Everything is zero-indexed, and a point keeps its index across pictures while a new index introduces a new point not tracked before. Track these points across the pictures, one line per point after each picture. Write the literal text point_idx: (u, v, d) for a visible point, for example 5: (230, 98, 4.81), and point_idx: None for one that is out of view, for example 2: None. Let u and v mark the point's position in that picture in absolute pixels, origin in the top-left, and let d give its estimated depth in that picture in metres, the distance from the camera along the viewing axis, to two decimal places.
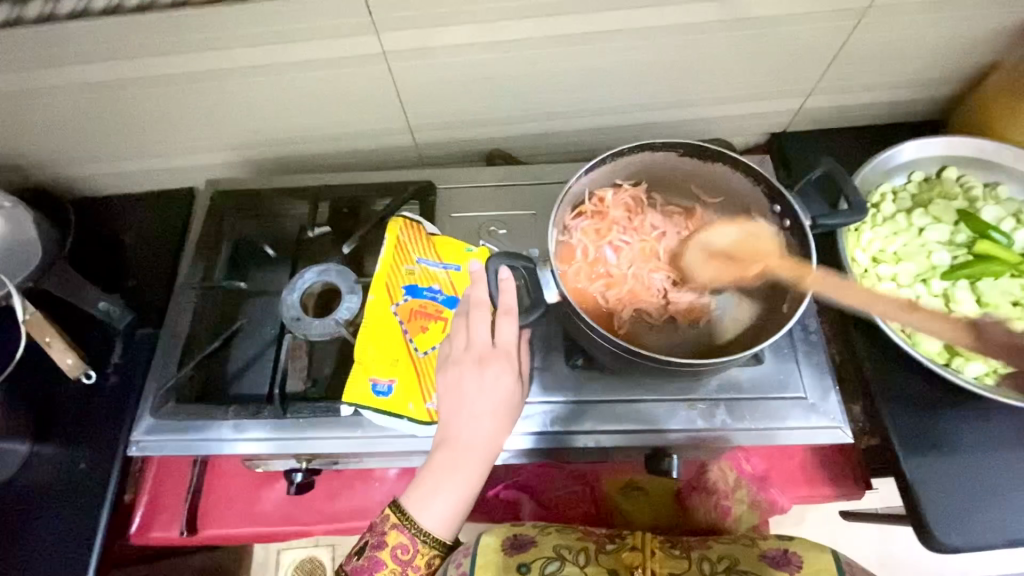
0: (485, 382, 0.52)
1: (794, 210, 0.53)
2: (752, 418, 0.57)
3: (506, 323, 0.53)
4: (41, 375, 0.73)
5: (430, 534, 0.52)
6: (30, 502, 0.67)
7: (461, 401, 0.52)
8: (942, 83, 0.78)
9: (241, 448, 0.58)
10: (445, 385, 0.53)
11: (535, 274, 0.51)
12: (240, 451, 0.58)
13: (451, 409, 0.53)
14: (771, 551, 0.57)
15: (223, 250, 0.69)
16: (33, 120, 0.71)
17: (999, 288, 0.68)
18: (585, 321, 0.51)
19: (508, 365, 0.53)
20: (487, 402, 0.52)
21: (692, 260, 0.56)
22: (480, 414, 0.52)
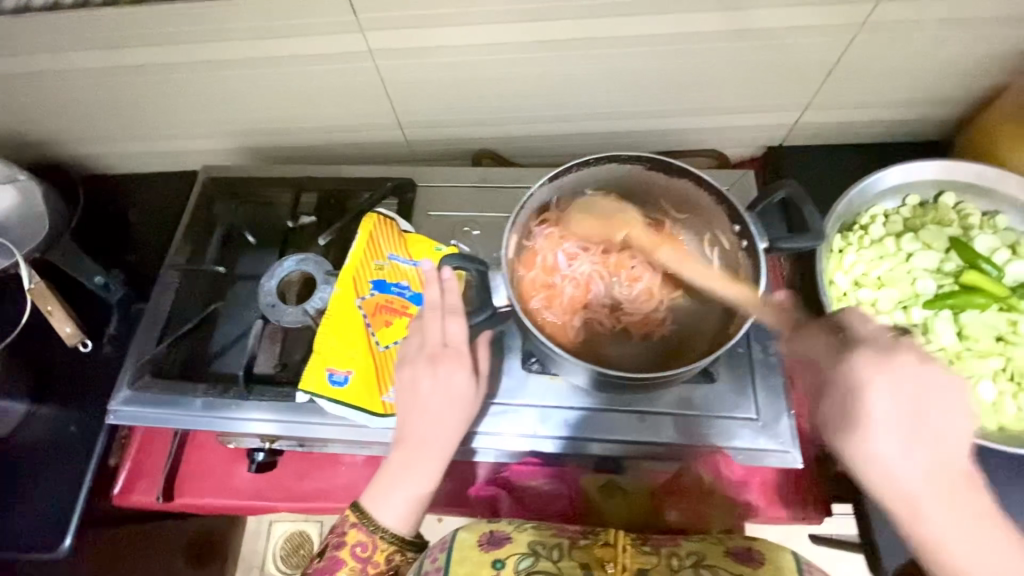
0: (439, 383, 0.54)
1: (750, 231, 0.53)
2: (698, 435, 0.57)
3: (455, 323, 0.55)
4: (43, 340, 0.78)
5: (388, 530, 0.53)
6: (22, 459, 0.72)
7: (415, 399, 0.54)
8: (947, 104, 0.75)
9: (248, 426, 0.60)
10: (401, 384, 0.55)
11: (486, 276, 0.52)
12: (248, 430, 0.60)
13: (407, 408, 0.55)
14: (737, 548, 0.57)
15: (216, 235, 0.72)
16: (47, 100, 0.76)
17: (982, 321, 0.66)
18: (529, 329, 0.52)
19: (461, 365, 0.54)
20: (441, 402, 0.54)
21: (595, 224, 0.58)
22: (433, 413, 0.54)
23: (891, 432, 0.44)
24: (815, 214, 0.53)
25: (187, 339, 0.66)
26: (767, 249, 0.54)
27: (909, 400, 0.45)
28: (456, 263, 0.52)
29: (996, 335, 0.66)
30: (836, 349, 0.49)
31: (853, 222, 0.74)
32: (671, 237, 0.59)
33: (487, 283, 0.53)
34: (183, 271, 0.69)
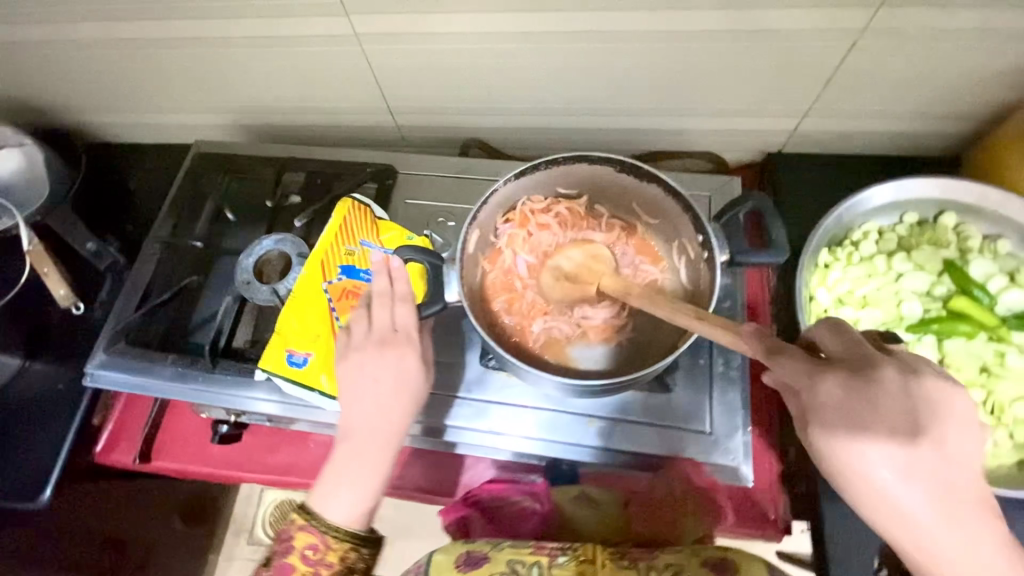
0: (386, 371, 0.54)
1: (711, 243, 0.52)
2: (646, 444, 0.58)
3: (403, 309, 0.56)
4: (39, 300, 0.81)
5: (339, 528, 0.53)
6: (12, 412, 0.75)
7: (359, 390, 0.54)
8: (955, 118, 0.72)
9: (254, 405, 0.63)
10: (345, 374, 0.55)
11: (439, 270, 0.53)
12: (255, 409, 0.63)
13: (352, 400, 0.55)
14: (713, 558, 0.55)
15: (205, 209, 0.74)
16: (53, 68, 0.78)
17: (968, 350, 0.63)
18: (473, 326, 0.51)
19: (407, 352, 0.55)
20: (387, 391, 0.54)
21: (564, 265, 0.57)
22: (378, 401, 0.54)
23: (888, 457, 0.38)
24: (779, 228, 0.52)
25: (166, 309, 0.68)
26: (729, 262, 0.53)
27: (912, 440, 0.38)
28: (410, 255, 0.53)
29: (981, 366, 0.64)
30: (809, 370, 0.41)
31: (844, 239, 0.71)
32: (642, 242, 0.59)
33: (440, 277, 0.53)
34: (164, 244, 0.71)
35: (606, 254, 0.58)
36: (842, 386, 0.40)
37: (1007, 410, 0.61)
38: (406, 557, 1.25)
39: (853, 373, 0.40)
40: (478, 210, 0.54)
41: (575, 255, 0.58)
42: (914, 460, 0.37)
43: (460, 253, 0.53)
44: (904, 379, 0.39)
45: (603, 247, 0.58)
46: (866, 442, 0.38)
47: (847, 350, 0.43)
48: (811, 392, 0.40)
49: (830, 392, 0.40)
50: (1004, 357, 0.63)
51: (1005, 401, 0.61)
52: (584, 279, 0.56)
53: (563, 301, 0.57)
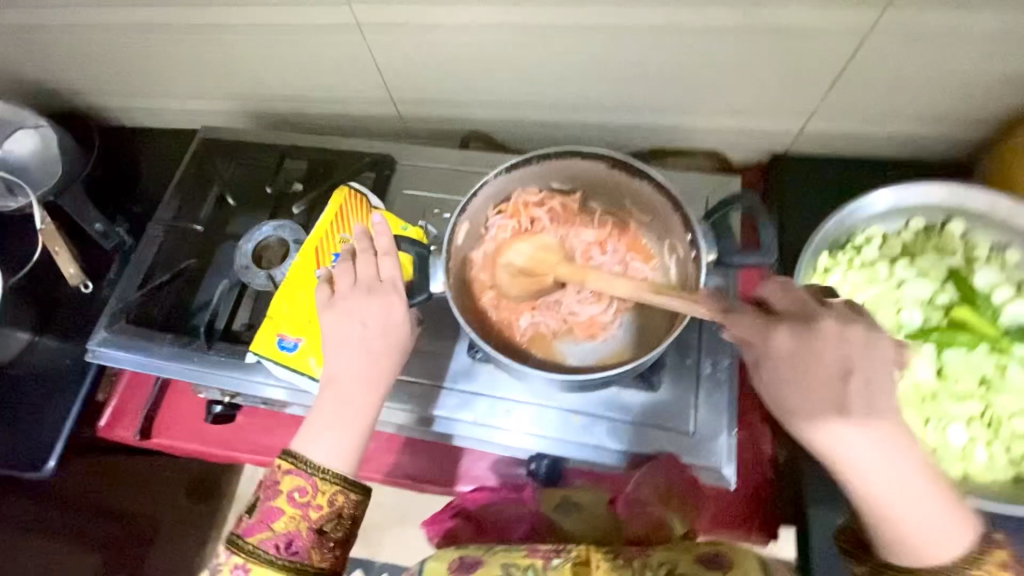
0: (371, 318, 0.54)
1: (699, 243, 0.53)
2: (628, 442, 0.57)
3: (388, 261, 0.56)
4: (50, 277, 0.84)
5: (326, 469, 0.52)
6: (20, 384, 0.78)
7: (343, 337, 0.54)
8: (965, 122, 0.70)
9: (261, 390, 0.64)
10: (328, 322, 0.55)
11: (426, 260, 0.56)
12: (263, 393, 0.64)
13: (336, 347, 0.54)
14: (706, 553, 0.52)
15: (210, 194, 0.76)
16: (69, 52, 0.80)
17: (967, 361, 0.61)
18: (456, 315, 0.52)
19: (393, 300, 0.55)
20: (371, 337, 0.54)
21: (516, 260, 0.56)
22: (362, 344, 0.54)
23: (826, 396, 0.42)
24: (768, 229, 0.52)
25: (167, 290, 0.70)
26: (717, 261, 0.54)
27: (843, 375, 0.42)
28: (406, 246, 0.57)
29: (980, 379, 0.62)
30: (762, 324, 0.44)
31: (847, 243, 0.70)
32: (633, 240, 0.59)
33: (426, 268, 0.55)
34: (165, 227, 0.73)
35: (552, 241, 0.57)
36: (795, 339, 0.43)
37: (1004, 425, 0.59)
38: (400, 546, 1.27)
39: (800, 325, 0.43)
40: (467, 202, 0.55)
41: (525, 247, 0.57)
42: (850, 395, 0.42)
43: (447, 245, 0.55)
44: (844, 326, 0.43)
45: (549, 235, 0.58)
46: (805, 382, 0.42)
47: (792, 304, 0.45)
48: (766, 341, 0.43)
49: (783, 341, 0.43)
50: (1005, 370, 0.61)
51: (1003, 415, 0.60)
52: (540, 271, 0.55)
53: (518, 295, 0.56)
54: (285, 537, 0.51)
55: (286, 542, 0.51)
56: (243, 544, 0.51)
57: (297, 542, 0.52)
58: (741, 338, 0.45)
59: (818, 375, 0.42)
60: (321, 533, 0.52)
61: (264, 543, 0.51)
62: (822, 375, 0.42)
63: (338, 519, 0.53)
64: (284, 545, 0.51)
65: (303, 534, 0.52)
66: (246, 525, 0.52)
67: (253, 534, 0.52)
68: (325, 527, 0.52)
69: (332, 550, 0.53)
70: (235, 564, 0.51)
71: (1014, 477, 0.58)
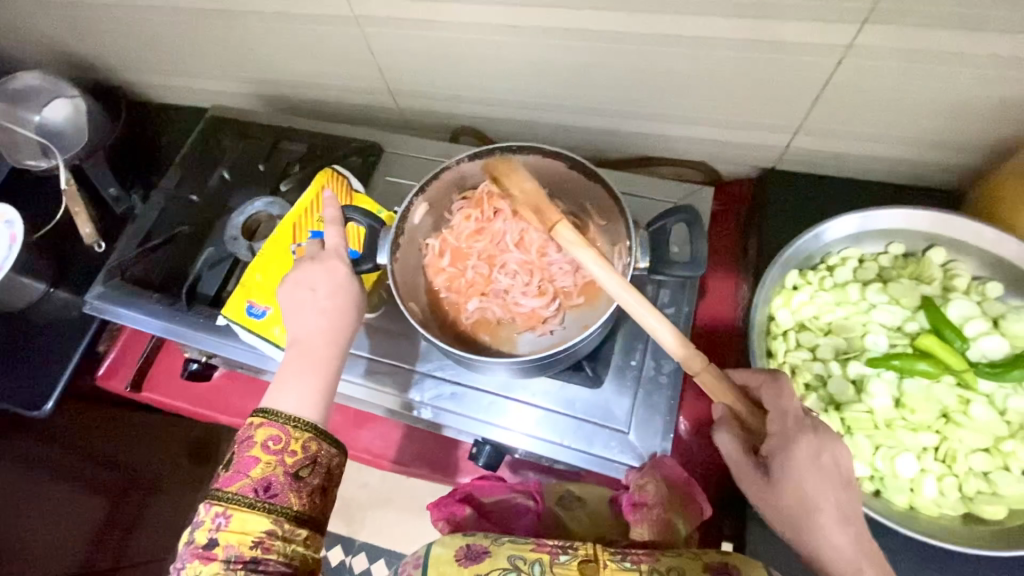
0: (321, 282, 0.57)
1: (632, 248, 0.54)
2: (564, 436, 0.59)
3: (331, 230, 0.59)
4: (69, 235, 0.91)
5: (298, 418, 0.53)
6: (30, 331, 0.85)
7: (300, 302, 0.57)
8: (953, 149, 0.68)
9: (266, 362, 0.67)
10: (286, 291, 0.58)
11: (377, 232, 0.59)
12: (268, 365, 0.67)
13: (294, 313, 0.57)
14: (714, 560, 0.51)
15: (213, 167, 0.81)
16: (100, 30, 0.87)
17: (929, 393, 0.59)
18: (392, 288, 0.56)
19: (339, 263, 0.58)
20: (325, 298, 0.57)
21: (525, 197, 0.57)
22: (315, 301, 0.57)
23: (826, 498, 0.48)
24: (700, 244, 0.55)
25: (159, 254, 0.75)
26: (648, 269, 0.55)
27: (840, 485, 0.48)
28: (355, 216, 0.59)
29: (942, 412, 0.60)
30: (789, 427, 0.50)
31: (820, 263, 0.69)
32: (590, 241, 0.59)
33: (377, 237, 0.59)
34: (166, 195, 0.79)
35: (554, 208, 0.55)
36: (816, 446, 0.48)
37: (959, 460, 0.58)
38: (379, 526, 1.29)
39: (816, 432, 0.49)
40: (425, 184, 0.60)
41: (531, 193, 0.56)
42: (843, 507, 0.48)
43: (398, 222, 0.58)
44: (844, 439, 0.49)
45: (504, 225, 0.60)
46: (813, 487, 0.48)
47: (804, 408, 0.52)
48: (792, 443, 0.49)
49: (805, 447, 0.48)
50: (968, 405, 0.59)
51: (959, 450, 0.58)
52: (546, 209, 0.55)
53: (471, 278, 0.60)
54: (262, 483, 0.50)
55: (264, 488, 0.50)
56: (220, 496, 0.49)
57: (275, 487, 0.50)
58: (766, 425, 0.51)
59: (832, 479, 0.48)
60: (300, 478, 0.51)
61: (241, 492, 0.49)
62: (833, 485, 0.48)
63: (315, 466, 0.52)
64: (262, 490, 0.50)
65: (281, 478, 0.50)
66: (222, 478, 0.50)
67: (230, 484, 0.50)
68: (303, 471, 0.51)
69: (311, 496, 0.52)
70: (212, 518, 0.48)
71: (965, 513, 0.57)
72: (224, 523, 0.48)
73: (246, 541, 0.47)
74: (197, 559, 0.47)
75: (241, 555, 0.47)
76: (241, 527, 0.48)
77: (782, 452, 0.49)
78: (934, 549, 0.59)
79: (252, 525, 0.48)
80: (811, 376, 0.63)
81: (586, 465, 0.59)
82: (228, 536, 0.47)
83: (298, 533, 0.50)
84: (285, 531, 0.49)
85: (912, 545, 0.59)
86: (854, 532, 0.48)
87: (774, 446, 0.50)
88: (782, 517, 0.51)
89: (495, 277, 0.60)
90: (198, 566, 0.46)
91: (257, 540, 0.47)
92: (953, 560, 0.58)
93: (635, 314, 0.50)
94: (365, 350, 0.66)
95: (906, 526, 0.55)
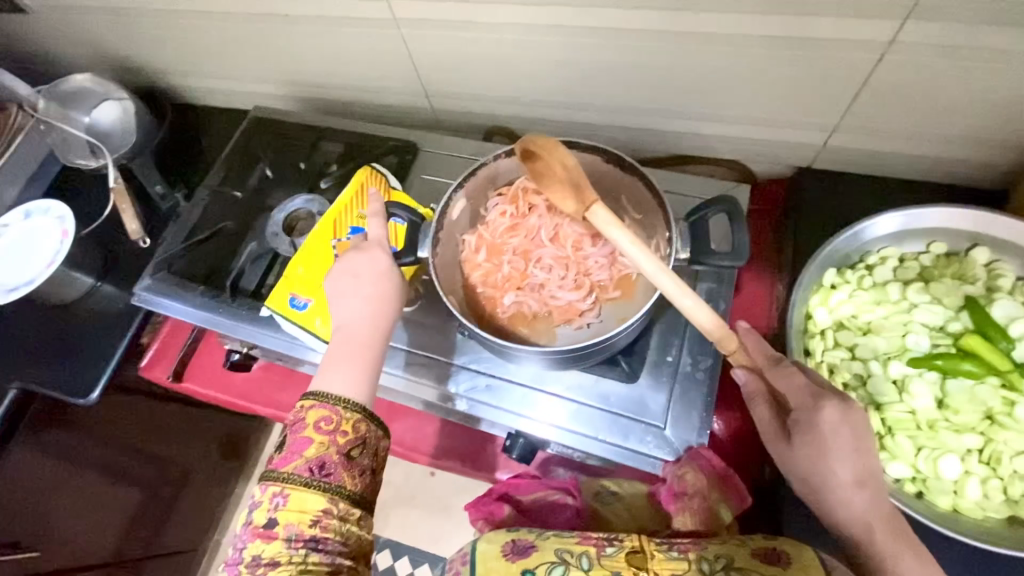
0: (365, 272, 0.59)
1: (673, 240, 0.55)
2: (598, 430, 0.59)
3: (375, 222, 0.61)
4: (115, 230, 0.95)
5: (347, 399, 0.54)
6: (78, 323, 0.88)
7: (346, 289, 0.59)
8: (996, 148, 0.67)
9: (306, 353, 0.69)
10: (333, 280, 0.60)
11: (418, 226, 0.61)
12: (307, 356, 0.69)
13: (339, 302, 0.59)
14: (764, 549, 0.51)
15: (253, 166, 0.84)
16: (149, 35, 0.91)
17: (973, 394, 0.58)
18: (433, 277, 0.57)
19: (382, 253, 0.60)
20: (370, 287, 0.59)
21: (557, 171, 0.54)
22: (360, 289, 0.59)
23: (848, 464, 0.49)
24: (742, 234, 0.55)
25: (202, 247, 0.78)
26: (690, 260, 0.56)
27: (863, 452, 0.49)
28: (397, 210, 0.61)
29: (986, 413, 0.59)
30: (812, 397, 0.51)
31: (859, 262, 0.68)
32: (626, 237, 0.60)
33: (417, 230, 0.60)
34: (211, 192, 0.82)
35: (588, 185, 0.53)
36: (839, 413, 0.49)
37: (1004, 463, 0.56)
38: (404, 523, 1.30)
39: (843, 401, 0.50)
40: (463, 181, 0.61)
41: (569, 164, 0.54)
42: (863, 472, 0.49)
43: (439, 215, 0.60)
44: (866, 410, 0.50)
45: (540, 221, 0.61)
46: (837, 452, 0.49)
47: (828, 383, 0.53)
48: (816, 410, 0.50)
49: (829, 415, 0.49)
50: (1013, 406, 0.57)
51: (1004, 452, 0.57)
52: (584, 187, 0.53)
53: (508, 273, 0.60)
54: (316, 462, 0.51)
55: (318, 467, 0.51)
56: (277, 476, 0.51)
57: (330, 466, 0.51)
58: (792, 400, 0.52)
59: (851, 444, 0.49)
60: (352, 458, 0.53)
61: (297, 471, 0.51)
62: (852, 451, 0.48)
63: (365, 446, 0.54)
64: (316, 469, 0.51)
65: (334, 458, 0.52)
66: (276, 460, 0.52)
67: (285, 464, 0.51)
68: (354, 452, 0.53)
69: (363, 476, 0.53)
70: (269, 498, 0.50)
71: (1009, 517, 0.56)
72: (282, 502, 0.50)
73: (305, 520, 0.49)
74: (258, 538, 0.49)
75: (301, 532, 0.49)
76: (299, 507, 0.50)
77: (806, 420, 0.50)
78: (981, 555, 0.57)
79: (310, 504, 0.50)
80: (850, 375, 0.63)
81: (621, 460, 0.59)
82: (287, 515, 0.49)
83: (352, 512, 0.51)
84: (340, 511, 0.51)
85: (957, 550, 0.57)
86: (870, 496, 0.49)
87: (797, 414, 0.51)
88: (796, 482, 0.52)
89: (531, 271, 0.60)
90: (260, 546, 0.48)
91: (314, 519, 0.49)
92: (1000, 566, 0.57)
93: (670, 297, 0.50)
94: (404, 343, 0.67)
95: (947, 528, 0.54)
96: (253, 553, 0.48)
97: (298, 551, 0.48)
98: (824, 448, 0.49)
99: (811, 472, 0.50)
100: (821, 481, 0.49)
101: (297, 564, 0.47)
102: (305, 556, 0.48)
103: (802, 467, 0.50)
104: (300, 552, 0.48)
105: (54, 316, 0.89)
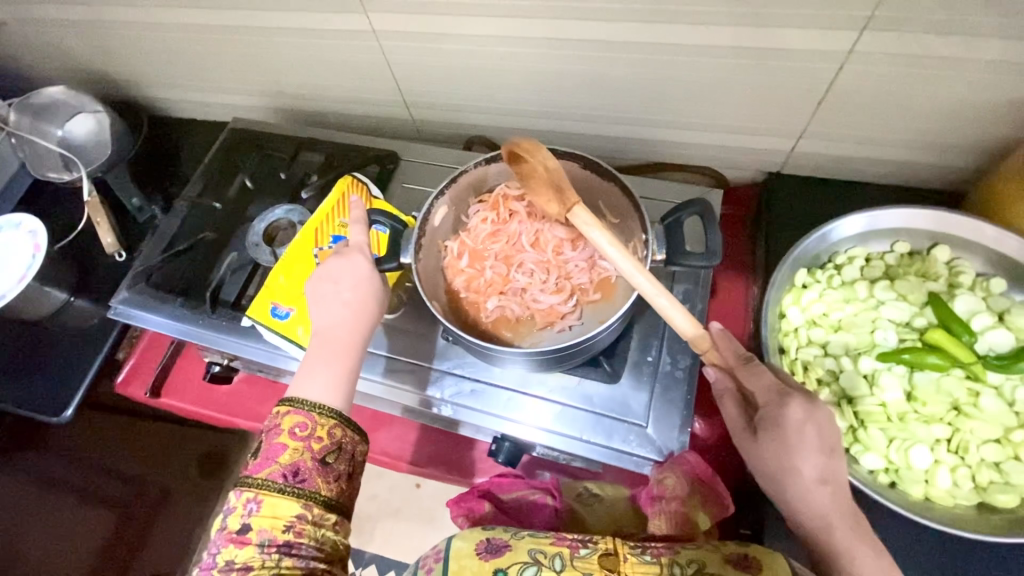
0: (345, 278, 0.60)
1: (650, 241, 0.56)
2: (584, 431, 0.60)
3: (356, 228, 0.62)
4: (90, 244, 0.93)
5: (322, 405, 0.54)
6: (51, 339, 0.87)
7: (326, 294, 0.59)
8: (953, 151, 0.70)
9: (284, 362, 0.69)
10: (314, 285, 0.60)
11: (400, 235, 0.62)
12: (285, 364, 0.69)
13: (318, 305, 0.59)
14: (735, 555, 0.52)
15: (233, 177, 0.84)
16: (125, 48, 0.90)
17: (939, 386, 0.61)
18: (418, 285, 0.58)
19: (362, 259, 0.60)
20: (349, 292, 0.59)
21: (539, 175, 0.55)
22: (339, 295, 0.59)
23: (814, 461, 0.50)
24: (714, 234, 0.57)
25: (180, 259, 0.77)
26: (666, 261, 0.57)
27: (828, 449, 0.50)
28: (379, 218, 0.62)
29: (952, 404, 0.61)
30: (779, 396, 0.52)
31: (828, 262, 0.71)
32: None
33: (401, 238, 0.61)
34: (190, 203, 0.81)
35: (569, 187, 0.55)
36: (804, 411, 0.50)
37: (971, 451, 0.59)
38: (389, 538, 1.27)
39: (809, 400, 0.51)
40: (444, 188, 0.62)
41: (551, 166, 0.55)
42: (828, 471, 0.50)
43: (421, 223, 0.61)
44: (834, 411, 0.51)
45: (519, 226, 0.62)
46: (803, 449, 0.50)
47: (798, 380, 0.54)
48: (783, 408, 0.51)
49: (796, 412, 0.50)
50: (977, 397, 0.60)
51: (970, 442, 0.59)
52: (564, 189, 0.55)
53: (490, 278, 0.61)
54: (291, 468, 0.51)
55: (292, 473, 0.51)
56: (251, 482, 0.51)
57: (304, 472, 0.51)
58: (760, 398, 0.53)
59: (817, 441, 0.50)
60: (327, 463, 0.52)
61: (271, 477, 0.51)
62: (816, 450, 0.50)
63: (340, 452, 0.54)
64: (291, 475, 0.51)
65: (309, 464, 0.52)
66: (251, 466, 0.52)
67: (260, 471, 0.51)
68: (329, 457, 0.53)
69: (338, 481, 0.53)
70: (243, 504, 0.50)
71: (978, 504, 0.58)
72: (255, 508, 0.49)
73: (279, 526, 0.49)
74: (231, 544, 0.48)
75: (274, 538, 0.48)
76: (272, 512, 0.49)
77: (772, 418, 0.51)
78: (951, 542, 0.59)
79: (283, 510, 0.49)
80: (823, 371, 0.65)
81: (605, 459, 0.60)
82: (260, 521, 0.49)
83: (327, 517, 0.51)
84: (315, 516, 0.51)
85: (927, 536, 0.60)
86: (832, 492, 0.50)
87: (765, 412, 0.52)
88: (763, 477, 0.53)
89: (512, 275, 0.61)
90: (233, 551, 0.48)
91: (288, 524, 0.49)
92: (968, 551, 0.59)
93: (647, 295, 0.51)
94: (385, 349, 0.67)
95: (923, 516, 0.55)
96: (227, 558, 0.48)
97: (271, 556, 0.48)
98: (790, 445, 0.50)
99: (776, 468, 0.51)
100: (785, 477, 0.51)
101: (271, 569, 0.47)
102: (278, 561, 0.47)
103: (769, 462, 0.51)
104: (273, 557, 0.48)
105: (27, 333, 0.87)
